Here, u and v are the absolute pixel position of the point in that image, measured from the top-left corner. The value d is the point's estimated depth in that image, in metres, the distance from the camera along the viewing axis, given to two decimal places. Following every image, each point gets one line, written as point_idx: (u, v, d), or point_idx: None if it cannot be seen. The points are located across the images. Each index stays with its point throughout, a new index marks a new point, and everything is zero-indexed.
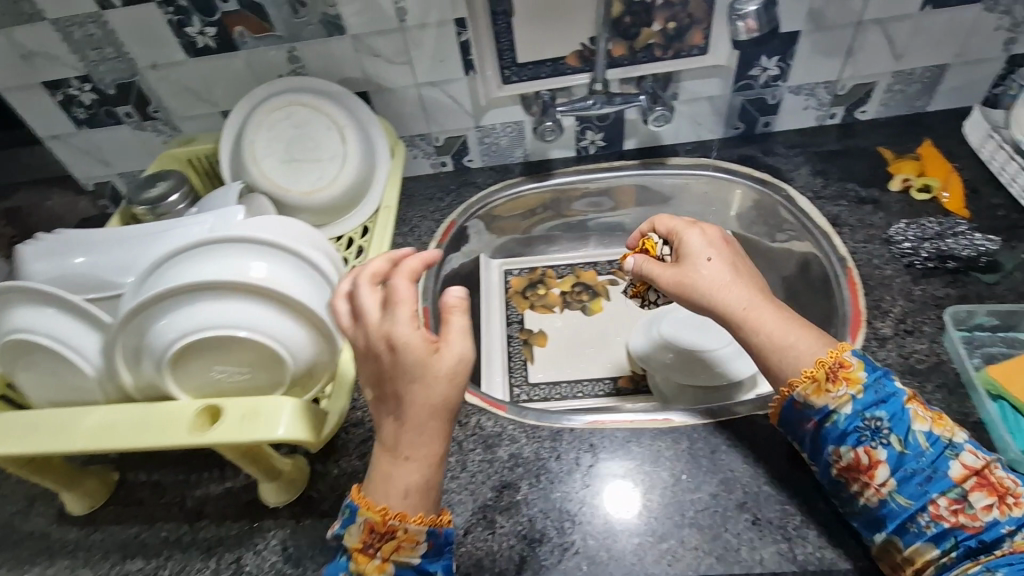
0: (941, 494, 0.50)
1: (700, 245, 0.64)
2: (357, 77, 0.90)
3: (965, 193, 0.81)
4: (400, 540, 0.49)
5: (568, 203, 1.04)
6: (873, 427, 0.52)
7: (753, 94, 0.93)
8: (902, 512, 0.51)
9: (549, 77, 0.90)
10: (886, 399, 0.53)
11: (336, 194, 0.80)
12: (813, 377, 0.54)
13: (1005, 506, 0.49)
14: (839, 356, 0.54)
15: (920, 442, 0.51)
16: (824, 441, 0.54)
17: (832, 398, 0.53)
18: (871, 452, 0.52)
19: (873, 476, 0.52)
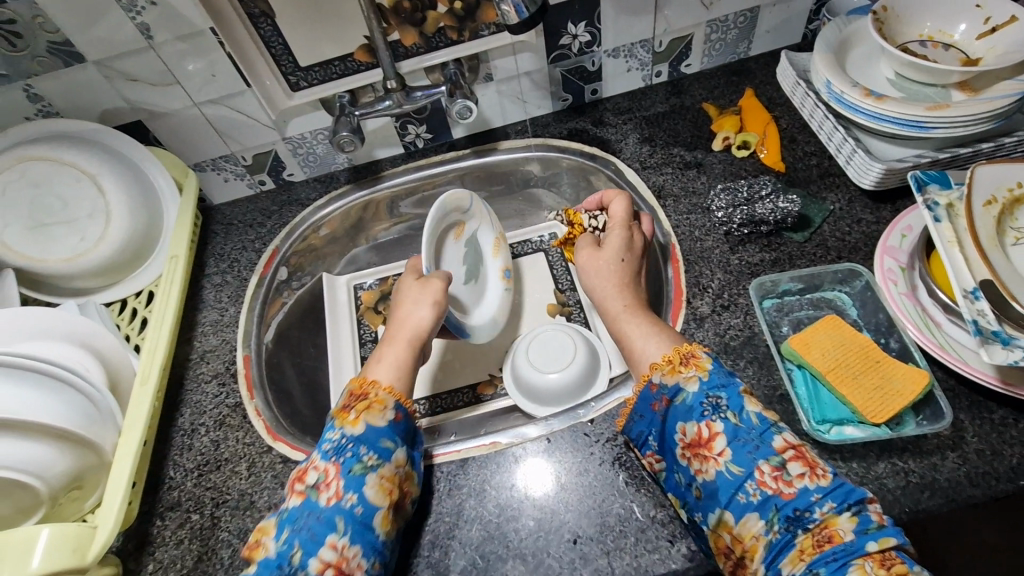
0: (765, 461, 0.48)
1: (616, 248, 0.69)
2: (122, 107, 0.78)
3: (781, 143, 0.80)
4: (373, 401, 0.57)
5: (407, 204, 0.96)
6: (713, 404, 0.51)
7: (570, 63, 0.87)
8: (733, 481, 0.48)
9: (343, 76, 0.81)
10: (727, 381, 0.53)
11: (113, 252, 0.74)
12: (669, 361, 0.55)
13: (817, 476, 0.47)
14: (691, 348, 0.56)
15: (752, 418, 0.51)
16: (673, 419, 0.53)
17: (683, 376, 0.54)
18: (711, 423, 0.51)
19: (711, 447, 0.50)
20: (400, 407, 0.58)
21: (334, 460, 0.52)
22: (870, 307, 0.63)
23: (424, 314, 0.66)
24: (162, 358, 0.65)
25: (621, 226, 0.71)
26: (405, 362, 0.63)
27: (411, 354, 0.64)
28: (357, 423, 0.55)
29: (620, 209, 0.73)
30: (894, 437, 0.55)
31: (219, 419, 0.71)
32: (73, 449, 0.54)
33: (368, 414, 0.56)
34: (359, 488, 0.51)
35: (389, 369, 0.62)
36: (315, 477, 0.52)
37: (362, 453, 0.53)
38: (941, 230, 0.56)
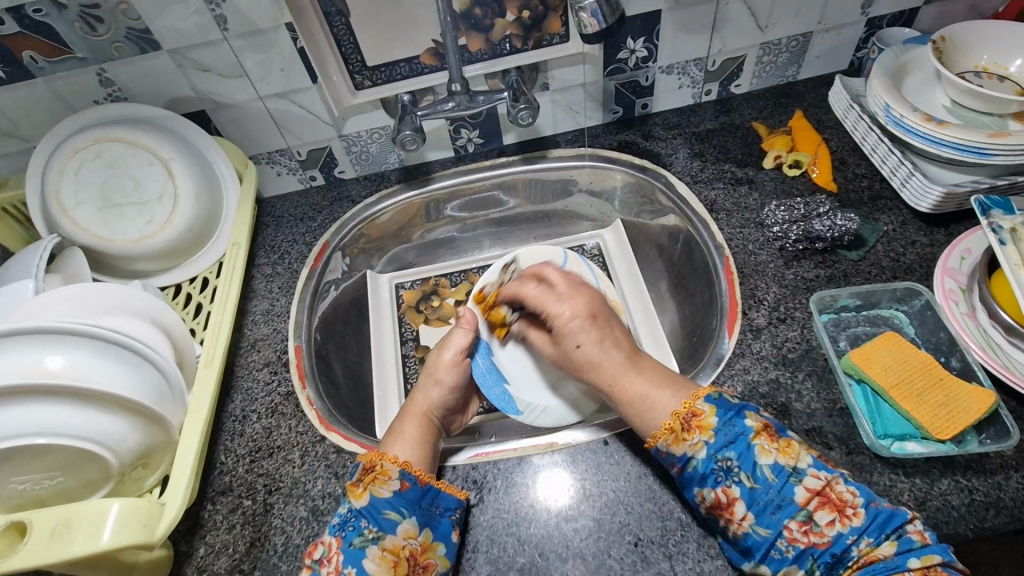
0: (791, 518, 0.48)
1: (572, 326, 0.63)
2: (189, 95, 0.79)
3: (833, 164, 0.81)
4: (378, 472, 0.57)
5: (453, 207, 0.97)
6: (725, 467, 0.51)
7: (624, 78, 0.88)
8: (763, 542, 0.49)
9: (406, 78, 0.83)
10: (735, 440, 0.51)
11: (177, 236, 0.76)
12: (671, 428, 0.53)
13: (846, 518, 0.47)
14: (692, 406, 0.54)
15: (767, 474, 0.50)
16: (688, 484, 0.53)
17: (687, 446, 0.52)
18: (726, 490, 0.50)
19: (733, 511, 0.50)
20: (405, 474, 0.57)
21: (338, 534, 0.54)
22: (928, 326, 0.64)
23: (449, 352, 0.69)
24: (225, 342, 0.67)
25: (573, 291, 0.66)
26: (421, 438, 0.62)
27: (424, 430, 0.63)
28: (362, 495, 0.56)
29: (558, 273, 0.69)
30: (958, 454, 0.55)
31: (271, 406, 0.72)
32: (147, 425, 0.55)
33: (371, 484, 0.56)
34: (358, 561, 0.52)
35: (408, 447, 0.60)
36: (322, 552, 0.54)
37: (363, 526, 0.54)
38: (1007, 253, 0.58)
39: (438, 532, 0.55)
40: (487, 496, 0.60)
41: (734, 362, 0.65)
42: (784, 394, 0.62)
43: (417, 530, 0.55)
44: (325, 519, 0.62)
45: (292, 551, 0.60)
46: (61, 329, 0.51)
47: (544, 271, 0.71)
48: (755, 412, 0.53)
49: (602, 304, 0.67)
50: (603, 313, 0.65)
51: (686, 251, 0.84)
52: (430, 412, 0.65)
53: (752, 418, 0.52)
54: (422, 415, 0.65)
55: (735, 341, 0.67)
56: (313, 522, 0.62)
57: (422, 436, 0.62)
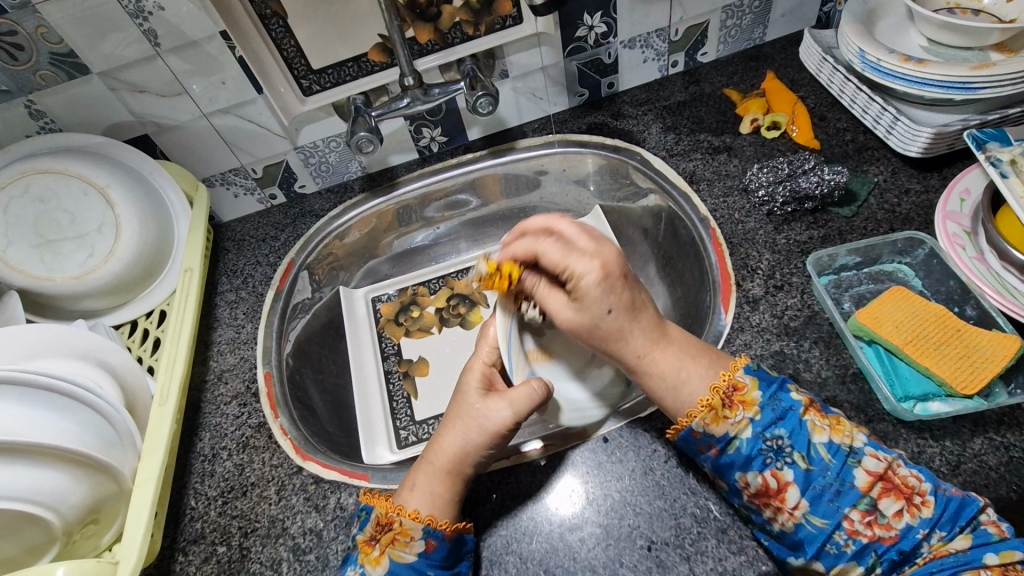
0: (851, 508, 0.44)
1: (600, 292, 0.51)
2: (129, 121, 0.74)
3: (812, 121, 0.77)
4: (397, 532, 0.49)
5: (423, 211, 0.92)
6: (775, 447, 0.46)
7: (586, 57, 0.84)
8: (818, 535, 0.44)
9: (356, 79, 0.78)
10: (784, 416, 0.46)
11: (123, 268, 0.72)
12: (710, 405, 0.47)
13: (915, 508, 0.43)
14: (732, 379, 0.48)
15: (822, 454, 0.45)
16: (729, 468, 0.47)
17: (731, 424, 0.47)
18: (777, 474, 0.45)
19: (783, 500, 0.45)
20: (431, 532, 0.50)
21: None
22: (936, 275, 0.60)
23: (506, 413, 0.54)
24: (180, 374, 0.62)
25: (600, 246, 0.52)
26: (447, 499, 0.52)
27: (458, 488, 0.53)
28: (379, 560, 0.48)
29: (573, 223, 0.55)
30: (988, 409, 0.50)
31: (241, 441, 0.66)
32: (90, 475, 0.51)
33: (391, 547, 0.49)
34: None
35: (429, 502, 0.52)
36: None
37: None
38: (1011, 186, 0.55)
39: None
40: (481, 508, 0.55)
41: (734, 338, 0.61)
42: (792, 365, 0.57)
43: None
44: (307, 557, 0.56)
45: None
46: None
47: (557, 224, 0.56)
48: (800, 387, 0.49)
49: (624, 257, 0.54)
50: (630, 270, 0.53)
51: (671, 229, 0.80)
52: (461, 466, 0.53)
53: (796, 392, 0.48)
54: (453, 470, 0.53)
55: (732, 316, 0.62)
56: (294, 562, 0.56)
57: (450, 494, 0.52)
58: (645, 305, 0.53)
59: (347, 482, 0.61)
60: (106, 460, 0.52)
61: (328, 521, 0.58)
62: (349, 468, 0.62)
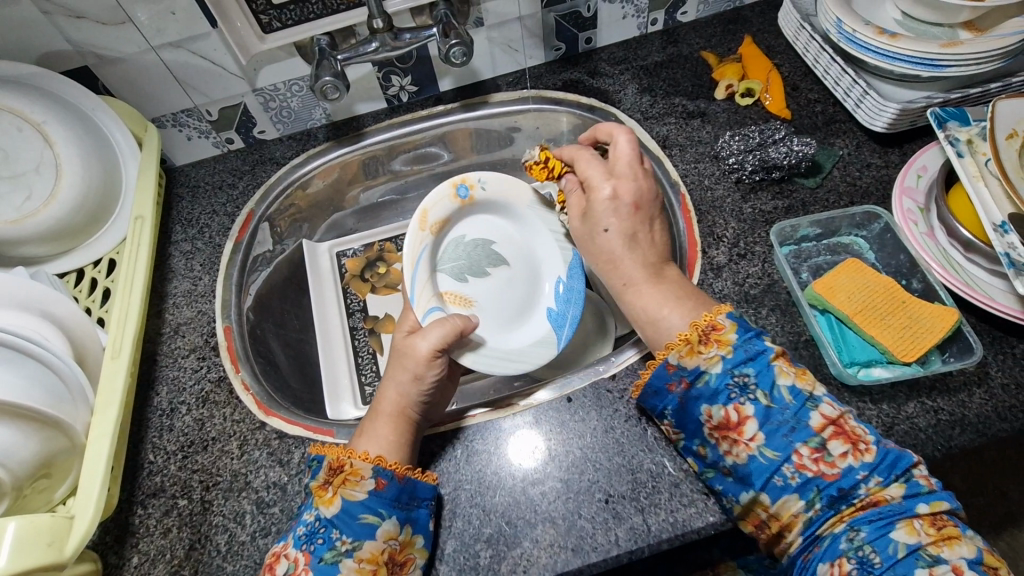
0: (803, 444, 0.46)
1: (605, 206, 0.58)
2: (66, 49, 0.67)
3: (785, 91, 0.78)
4: (348, 472, 0.50)
5: (391, 163, 0.89)
6: (740, 384, 0.48)
7: (564, 9, 0.81)
8: (768, 466, 0.46)
9: (320, 17, 0.73)
10: (754, 358, 0.48)
11: (66, 213, 0.67)
12: (687, 340, 0.50)
13: (860, 452, 0.45)
14: (713, 320, 0.50)
15: (784, 395, 0.47)
16: (696, 401, 0.49)
17: (703, 358, 0.49)
18: (739, 407, 0.47)
19: (741, 432, 0.47)
20: (381, 471, 0.51)
21: (306, 548, 0.48)
22: (889, 249, 0.62)
23: (426, 346, 0.57)
24: (134, 327, 0.59)
25: (635, 176, 0.58)
26: (395, 441, 0.54)
27: (404, 431, 0.55)
28: (333, 500, 0.49)
29: (628, 143, 0.59)
30: (924, 376, 0.54)
31: (200, 395, 0.65)
32: (39, 430, 0.49)
33: (343, 487, 0.49)
34: None
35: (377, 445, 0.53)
36: (287, 568, 0.48)
37: (335, 538, 0.48)
38: (965, 165, 0.57)
39: (419, 525, 0.51)
40: (447, 464, 0.56)
41: None
42: None
43: (398, 530, 0.49)
44: (271, 511, 0.57)
45: (235, 549, 0.55)
46: None
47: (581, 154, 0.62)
48: (774, 336, 0.51)
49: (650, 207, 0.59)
50: (649, 204, 0.59)
51: None
52: (408, 410, 0.55)
53: (770, 340, 0.50)
54: (399, 414, 0.55)
55: (696, 282, 0.64)
56: (258, 515, 0.56)
57: (399, 436, 0.54)
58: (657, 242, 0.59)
59: (312, 438, 0.61)
60: (56, 413, 0.50)
61: (292, 475, 0.58)
62: (313, 425, 0.62)
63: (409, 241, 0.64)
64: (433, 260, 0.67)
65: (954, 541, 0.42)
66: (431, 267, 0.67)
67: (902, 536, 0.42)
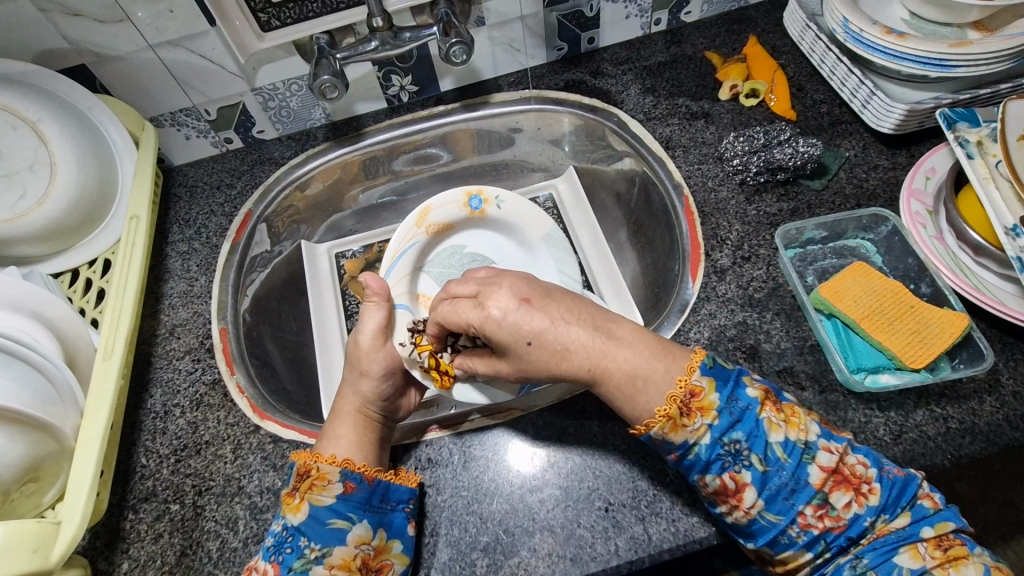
0: (805, 504, 0.43)
1: (506, 332, 0.48)
2: (63, 47, 0.67)
3: (791, 91, 0.76)
4: (315, 477, 0.50)
5: (391, 163, 0.88)
6: (733, 451, 0.44)
7: (567, 8, 0.80)
8: (772, 529, 0.44)
9: (319, 16, 0.72)
10: (742, 418, 0.44)
11: (60, 213, 0.66)
12: (669, 415, 0.44)
13: (863, 496, 0.43)
14: (689, 383, 0.45)
15: (779, 454, 0.44)
16: (688, 470, 0.45)
17: (689, 431, 0.44)
18: (735, 477, 0.44)
19: (740, 499, 0.44)
20: (348, 475, 0.51)
21: (274, 559, 0.47)
22: (896, 253, 0.61)
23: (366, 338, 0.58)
24: (127, 328, 0.58)
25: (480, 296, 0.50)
26: (359, 439, 0.54)
27: (365, 428, 0.55)
28: (300, 506, 0.49)
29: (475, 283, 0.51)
30: (933, 383, 0.53)
31: (195, 398, 0.64)
32: (27, 432, 0.48)
33: (310, 492, 0.49)
34: None
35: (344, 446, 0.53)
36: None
37: (302, 546, 0.48)
38: (975, 167, 0.56)
39: (393, 530, 0.50)
40: (442, 470, 0.55)
41: (700, 308, 0.61)
42: (753, 336, 0.58)
43: (371, 535, 0.49)
44: (264, 516, 0.55)
45: (228, 556, 0.54)
46: None
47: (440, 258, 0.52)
48: (753, 377, 0.47)
49: (533, 278, 0.51)
50: (539, 291, 0.49)
51: (644, 194, 0.79)
52: (366, 408, 0.56)
53: (751, 386, 0.46)
54: (358, 413, 0.56)
55: (699, 285, 0.63)
56: (251, 520, 0.55)
57: (359, 434, 0.54)
58: (577, 307, 0.49)
59: (307, 442, 0.60)
60: (44, 416, 0.49)
61: (286, 479, 0.57)
62: (309, 428, 0.61)
63: (403, 233, 0.72)
64: (420, 261, 0.74)
65: (961, 562, 0.41)
66: (415, 263, 0.73)
67: (906, 562, 0.42)
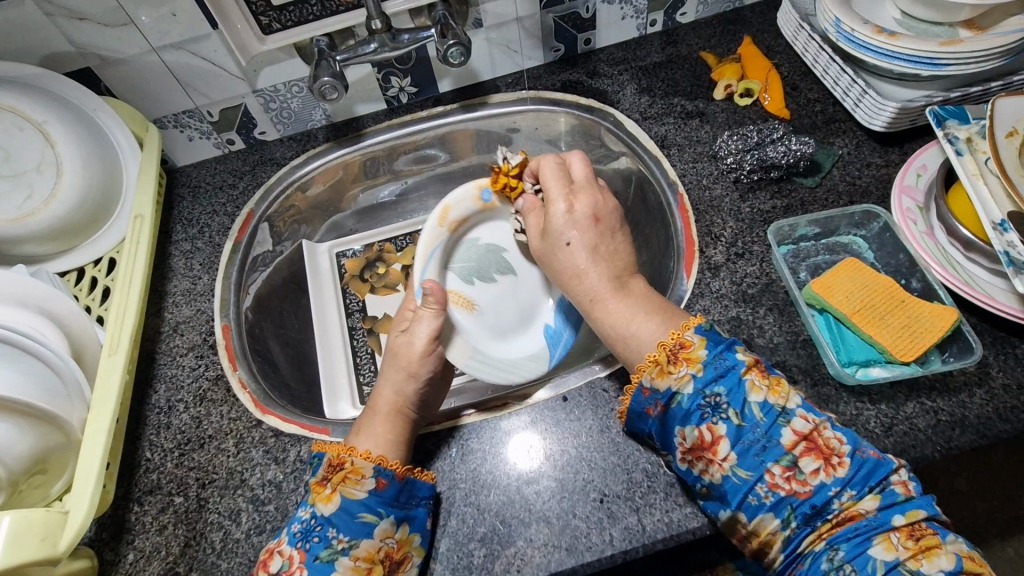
0: (774, 462, 0.44)
1: (565, 221, 0.57)
2: (68, 51, 0.68)
3: (785, 90, 0.77)
4: (349, 470, 0.50)
5: (391, 163, 0.89)
6: (713, 403, 0.46)
7: (563, 9, 0.81)
8: (742, 486, 0.45)
9: (320, 18, 0.73)
10: (725, 373, 0.46)
11: (67, 212, 0.67)
12: (656, 361, 0.48)
13: (832, 467, 0.44)
14: (681, 336, 0.48)
15: (755, 412, 0.45)
16: (671, 420, 0.48)
17: (673, 379, 0.47)
18: (712, 427, 0.46)
19: (715, 451, 0.46)
20: (382, 471, 0.51)
21: (300, 546, 0.48)
22: (888, 248, 0.62)
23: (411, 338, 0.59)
24: (133, 323, 0.59)
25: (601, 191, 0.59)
26: (393, 433, 0.55)
27: (398, 425, 0.55)
28: (331, 497, 0.49)
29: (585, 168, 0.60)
30: (923, 376, 0.53)
31: (198, 394, 0.65)
32: (36, 425, 0.49)
33: (342, 485, 0.50)
34: None
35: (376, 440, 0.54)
36: (281, 565, 0.48)
37: (331, 536, 0.48)
38: (964, 163, 0.57)
39: (416, 524, 0.51)
40: (440, 463, 0.56)
41: (694, 303, 0.62)
42: (746, 330, 0.59)
43: (394, 529, 0.50)
44: (266, 509, 0.56)
45: (230, 548, 0.55)
46: None
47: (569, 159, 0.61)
48: (746, 347, 0.49)
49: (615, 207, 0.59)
50: (610, 214, 0.58)
51: (640, 193, 0.80)
52: (404, 406, 0.57)
53: (742, 352, 0.48)
54: (394, 412, 0.56)
55: (693, 281, 0.64)
56: (253, 513, 0.56)
57: (393, 434, 0.55)
58: (619, 254, 0.56)
59: (308, 437, 0.61)
60: (53, 409, 0.50)
61: (288, 473, 0.58)
62: (310, 423, 0.62)
63: (427, 236, 0.69)
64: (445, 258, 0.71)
65: (933, 552, 0.40)
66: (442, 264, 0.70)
67: (880, 553, 0.41)
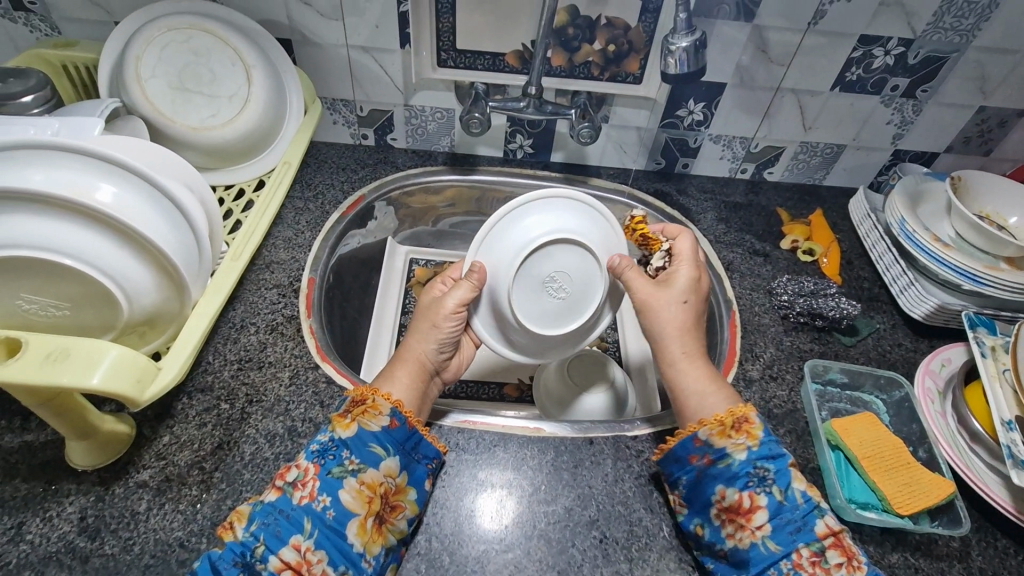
0: (805, 545, 0.49)
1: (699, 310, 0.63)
2: (283, 23, 0.82)
3: (841, 261, 0.88)
4: (369, 405, 0.54)
5: (487, 201, 1.01)
6: (761, 475, 0.51)
7: (676, 134, 0.95)
8: (767, 557, 0.49)
9: (485, 70, 0.88)
10: (776, 454, 0.52)
11: (232, 139, 0.77)
12: (721, 421, 0.54)
13: (852, 566, 0.48)
14: (747, 411, 0.54)
15: (797, 496, 0.50)
16: (713, 479, 0.53)
17: (732, 442, 0.53)
18: (754, 496, 0.51)
19: (750, 519, 0.50)
20: (396, 413, 0.54)
21: (316, 461, 0.51)
22: (903, 417, 0.69)
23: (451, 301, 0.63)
24: (254, 245, 0.70)
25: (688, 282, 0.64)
26: (413, 385, 0.59)
27: (417, 377, 0.60)
28: (350, 425, 0.53)
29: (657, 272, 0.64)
30: (912, 535, 0.58)
31: (271, 324, 0.71)
32: (168, 288, 0.56)
33: (360, 416, 0.53)
34: (335, 492, 0.50)
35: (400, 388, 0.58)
36: (296, 475, 0.51)
37: (344, 456, 0.52)
38: (986, 364, 0.65)
39: (413, 477, 0.55)
40: (466, 457, 0.61)
41: None
42: None
43: (397, 471, 0.53)
44: (299, 441, 0.61)
45: (258, 463, 0.59)
46: (134, 166, 0.51)
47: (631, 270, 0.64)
48: None
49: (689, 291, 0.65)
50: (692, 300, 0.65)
51: None
52: (425, 361, 0.62)
53: None
54: (416, 362, 0.61)
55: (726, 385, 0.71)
56: (288, 441, 0.61)
57: (414, 383, 0.59)
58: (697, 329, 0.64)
59: None
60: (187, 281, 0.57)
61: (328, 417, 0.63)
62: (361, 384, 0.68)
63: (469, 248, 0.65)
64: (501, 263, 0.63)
65: None
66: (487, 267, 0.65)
67: None
